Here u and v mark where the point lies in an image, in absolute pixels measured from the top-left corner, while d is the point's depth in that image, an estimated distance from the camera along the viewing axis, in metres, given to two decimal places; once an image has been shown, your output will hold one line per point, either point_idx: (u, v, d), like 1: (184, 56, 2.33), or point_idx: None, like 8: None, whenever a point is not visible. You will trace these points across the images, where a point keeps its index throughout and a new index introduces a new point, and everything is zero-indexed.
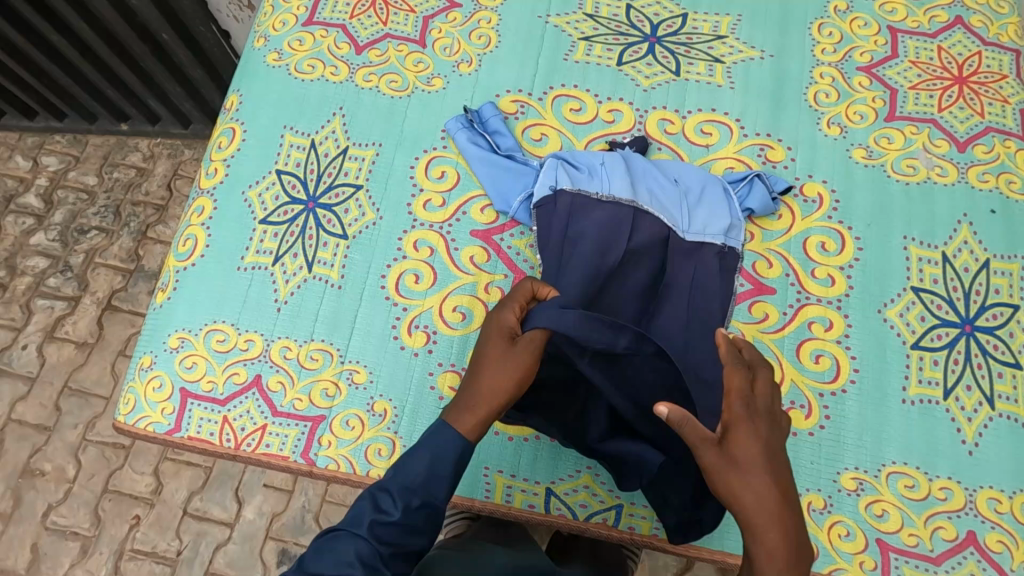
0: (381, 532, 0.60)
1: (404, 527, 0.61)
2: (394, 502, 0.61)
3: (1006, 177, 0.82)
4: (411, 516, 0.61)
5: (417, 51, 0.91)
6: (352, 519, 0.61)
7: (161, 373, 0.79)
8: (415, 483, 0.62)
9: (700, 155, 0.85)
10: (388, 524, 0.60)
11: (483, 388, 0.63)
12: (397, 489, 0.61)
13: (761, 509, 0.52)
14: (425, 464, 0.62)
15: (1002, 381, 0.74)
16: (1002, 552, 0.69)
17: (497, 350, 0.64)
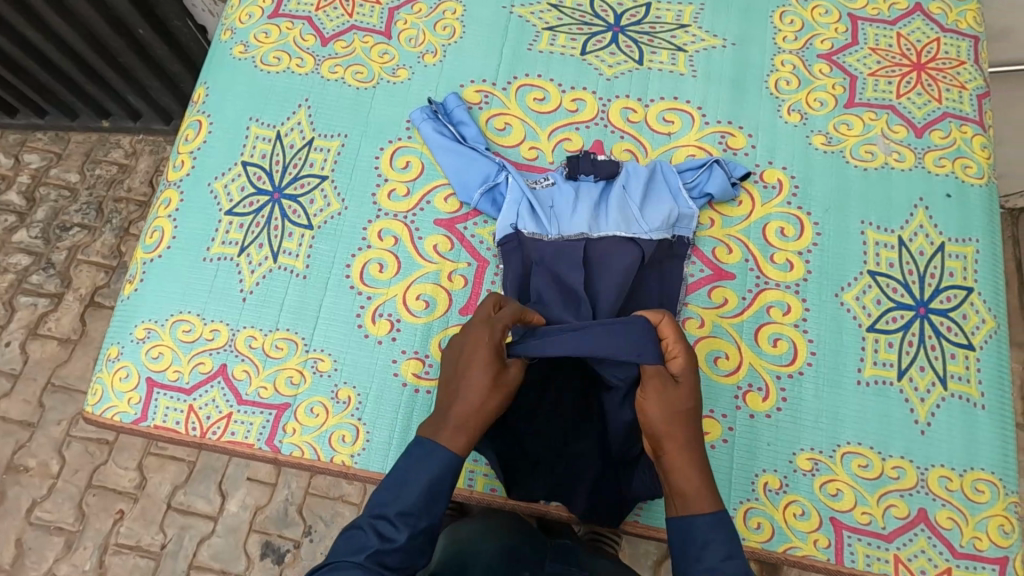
0: (385, 558, 0.61)
1: (407, 551, 0.62)
2: (395, 527, 0.62)
3: (962, 162, 0.83)
4: (413, 539, 0.63)
5: (382, 42, 0.92)
6: (352, 548, 0.62)
7: (128, 363, 0.79)
8: (411, 506, 0.63)
9: (662, 143, 0.86)
10: (391, 552, 0.62)
11: (470, 407, 0.65)
12: (395, 514, 0.63)
13: (671, 436, 0.65)
14: (422, 490, 0.63)
15: (954, 362, 0.75)
16: (952, 529, 0.70)
17: (478, 373, 0.65)
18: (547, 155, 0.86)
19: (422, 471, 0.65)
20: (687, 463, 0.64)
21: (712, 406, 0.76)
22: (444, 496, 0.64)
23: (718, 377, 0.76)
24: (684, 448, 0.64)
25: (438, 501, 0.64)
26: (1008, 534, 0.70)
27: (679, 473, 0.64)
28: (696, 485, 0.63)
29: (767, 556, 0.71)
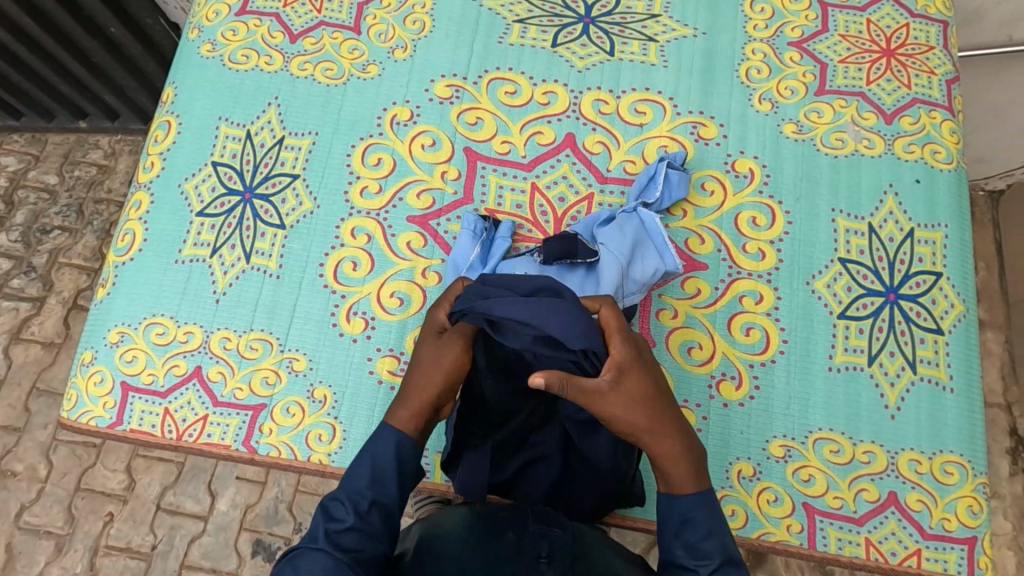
0: (338, 538, 0.61)
1: (362, 532, 0.62)
2: (346, 508, 0.63)
3: (931, 147, 0.84)
4: (367, 519, 0.63)
5: (352, 38, 0.91)
6: (310, 535, 0.63)
7: (102, 368, 0.79)
8: (361, 486, 0.65)
9: (635, 134, 0.86)
10: (345, 531, 0.62)
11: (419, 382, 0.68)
12: (345, 495, 0.64)
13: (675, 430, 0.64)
14: (370, 471, 0.66)
15: (924, 347, 0.76)
16: (921, 511, 0.71)
17: (430, 352, 0.69)
18: (519, 149, 0.86)
19: (385, 453, 0.67)
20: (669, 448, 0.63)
21: (687, 396, 0.76)
22: (393, 476, 0.66)
23: (692, 366, 0.77)
24: (660, 433, 0.63)
25: (388, 478, 0.66)
26: (976, 515, 0.71)
27: (665, 460, 0.63)
28: (680, 464, 0.64)
29: (742, 543, 0.72)
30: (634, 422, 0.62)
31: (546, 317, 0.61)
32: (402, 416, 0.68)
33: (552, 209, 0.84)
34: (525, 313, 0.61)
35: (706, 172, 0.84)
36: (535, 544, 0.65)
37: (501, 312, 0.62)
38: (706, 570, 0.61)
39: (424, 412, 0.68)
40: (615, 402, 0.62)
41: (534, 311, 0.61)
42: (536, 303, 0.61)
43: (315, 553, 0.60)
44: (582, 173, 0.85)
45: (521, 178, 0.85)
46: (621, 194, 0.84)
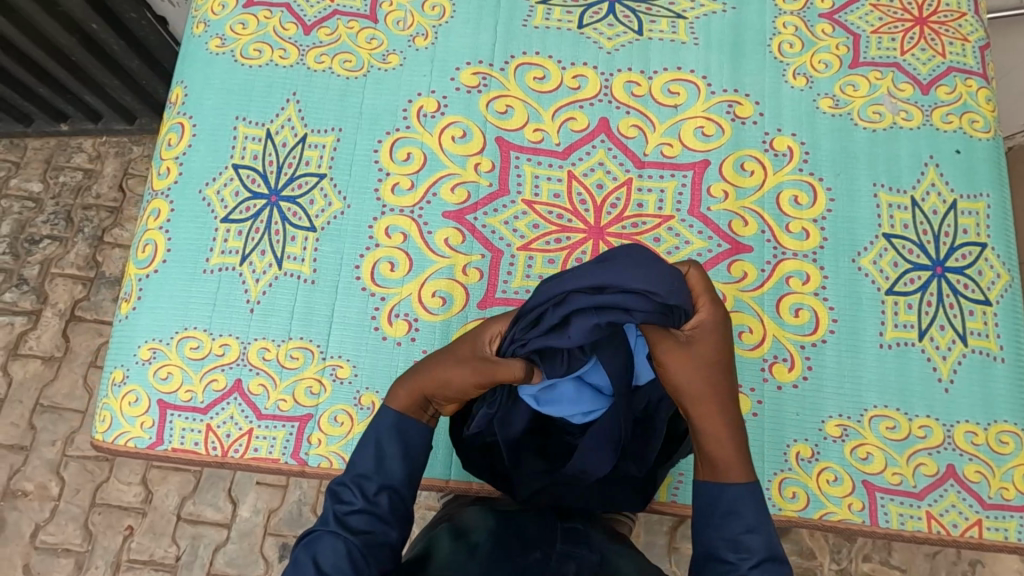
0: (348, 521, 0.63)
1: (371, 513, 0.63)
2: (355, 492, 0.64)
3: (969, 117, 0.83)
4: (374, 502, 0.64)
5: (369, 27, 0.87)
6: (323, 518, 0.64)
7: (136, 387, 0.76)
8: (367, 470, 0.65)
9: (669, 116, 0.84)
10: (354, 513, 0.63)
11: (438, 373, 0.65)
12: (350, 479, 0.65)
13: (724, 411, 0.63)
14: (373, 453, 0.66)
15: (973, 319, 0.76)
16: (980, 482, 0.72)
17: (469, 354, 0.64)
18: (552, 137, 0.83)
19: (385, 434, 0.67)
20: (720, 429, 0.63)
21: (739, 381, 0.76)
22: (398, 456, 0.66)
23: (743, 351, 0.76)
24: (710, 410, 0.63)
25: (392, 460, 0.66)
26: None
27: (710, 440, 0.63)
28: (730, 454, 0.63)
29: (803, 524, 0.72)
30: (695, 386, 0.62)
31: (617, 276, 0.59)
32: (403, 398, 0.67)
33: (590, 197, 0.81)
34: (599, 276, 0.59)
35: (744, 151, 0.83)
36: (562, 565, 0.62)
37: (574, 284, 0.60)
38: (746, 565, 0.60)
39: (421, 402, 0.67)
40: (683, 368, 0.61)
41: (607, 272, 0.59)
42: (604, 264, 0.60)
43: (328, 536, 0.62)
44: (618, 158, 0.83)
45: (557, 166, 0.82)
46: (660, 178, 0.82)
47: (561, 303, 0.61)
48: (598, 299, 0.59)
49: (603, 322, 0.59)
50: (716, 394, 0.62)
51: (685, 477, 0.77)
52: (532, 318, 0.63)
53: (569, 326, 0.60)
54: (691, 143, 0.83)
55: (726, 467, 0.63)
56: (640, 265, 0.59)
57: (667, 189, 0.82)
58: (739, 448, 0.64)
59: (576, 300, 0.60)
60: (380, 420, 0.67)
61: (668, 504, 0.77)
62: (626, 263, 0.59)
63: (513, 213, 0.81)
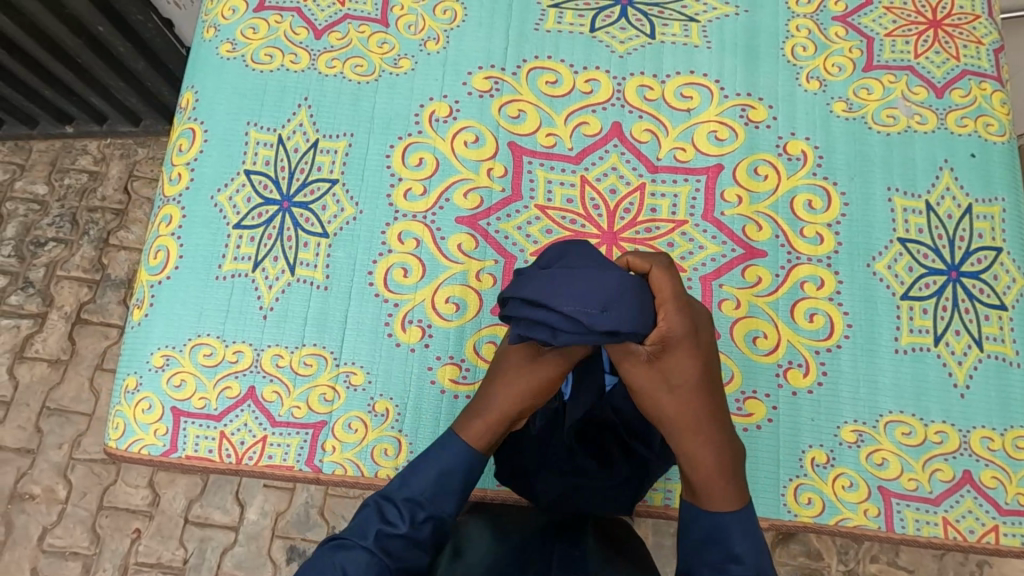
0: (387, 543, 0.66)
1: (410, 539, 0.66)
2: (400, 516, 0.66)
3: (984, 120, 0.82)
4: (417, 529, 0.67)
5: (380, 31, 0.86)
6: (359, 529, 0.67)
7: (149, 394, 0.76)
8: (419, 495, 0.67)
9: (683, 120, 0.84)
10: (396, 537, 0.66)
11: (502, 393, 0.69)
12: (401, 501, 0.67)
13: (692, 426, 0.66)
14: (433, 478, 0.67)
15: (988, 324, 0.76)
16: (996, 488, 0.72)
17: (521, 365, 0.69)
18: (565, 141, 0.83)
19: (452, 465, 0.68)
20: (686, 444, 0.66)
21: (754, 386, 0.75)
22: (454, 492, 0.68)
23: (758, 356, 0.76)
24: (677, 427, 0.67)
25: (447, 495, 0.68)
26: None
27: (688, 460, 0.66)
28: (697, 470, 0.66)
29: (818, 529, 0.72)
30: (657, 398, 0.68)
31: (551, 295, 0.63)
32: (475, 432, 0.68)
33: (604, 202, 0.81)
34: (537, 289, 0.64)
35: (758, 156, 0.82)
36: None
37: (518, 292, 0.65)
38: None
39: (499, 428, 0.69)
40: (645, 380, 0.67)
41: (541, 288, 0.64)
42: (546, 276, 0.64)
43: (362, 550, 0.65)
44: (631, 162, 0.82)
45: (570, 171, 0.82)
46: (674, 183, 0.82)
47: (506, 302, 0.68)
48: (534, 312, 0.64)
49: (531, 327, 0.66)
50: (680, 412, 0.67)
51: None
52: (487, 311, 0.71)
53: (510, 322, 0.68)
54: (704, 147, 0.83)
55: (695, 483, 0.67)
56: (571, 287, 0.63)
57: (681, 194, 0.81)
58: (715, 465, 0.65)
59: (514, 304, 0.67)
60: (445, 447, 0.68)
61: None
62: (561, 280, 0.63)
63: (527, 218, 0.80)
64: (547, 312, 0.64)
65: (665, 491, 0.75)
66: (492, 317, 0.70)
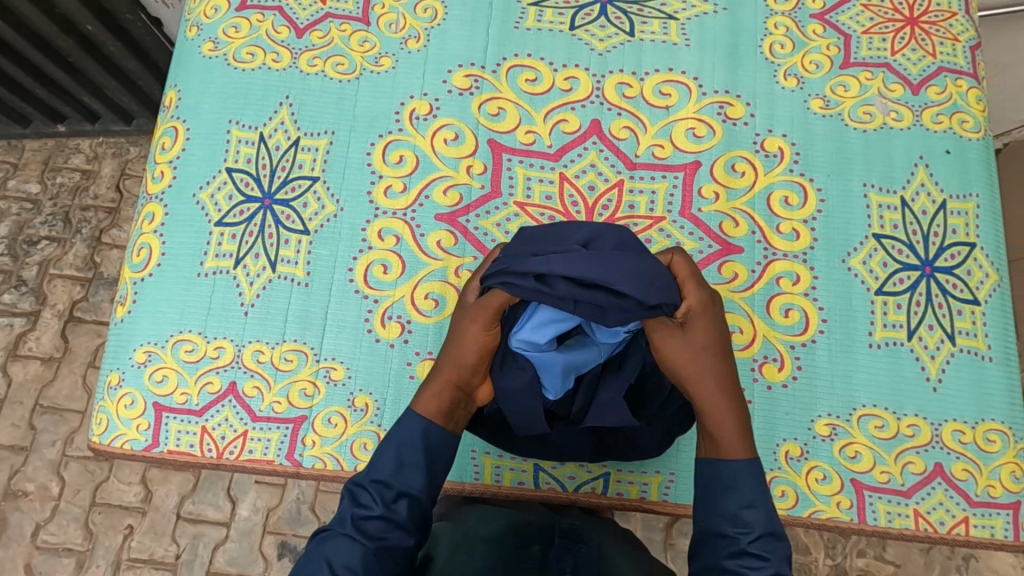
0: (363, 525, 0.62)
1: (388, 521, 0.63)
2: (374, 497, 0.63)
3: (959, 117, 0.83)
4: (392, 509, 0.64)
5: (361, 30, 0.87)
6: (338, 518, 0.64)
7: (131, 390, 0.77)
8: (385, 476, 0.65)
9: (661, 117, 0.84)
10: (371, 519, 0.63)
11: (448, 358, 0.68)
12: (370, 483, 0.64)
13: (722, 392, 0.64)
14: (393, 458, 0.65)
15: (962, 318, 0.77)
16: (967, 480, 0.73)
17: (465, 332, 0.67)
18: (545, 138, 0.84)
19: (410, 439, 0.66)
20: (717, 407, 0.64)
21: None
22: (419, 463, 0.66)
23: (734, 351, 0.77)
24: (710, 394, 0.64)
25: (413, 469, 0.65)
26: (1019, 479, 0.73)
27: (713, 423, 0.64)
28: (729, 432, 0.64)
29: (793, 522, 0.73)
30: (691, 369, 0.63)
31: (607, 274, 0.59)
32: (425, 399, 0.68)
33: (582, 199, 0.82)
34: (586, 267, 0.59)
35: (736, 152, 0.83)
36: (560, 559, 0.67)
37: (562, 269, 0.59)
38: (745, 540, 0.61)
39: (447, 393, 0.68)
40: (676, 351, 0.63)
41: (592, 266, 0.59)
42: (591, 254, 0.60)
43: (342, 538, 0.62)
44: (610, 159, 0.83)
45: (549, 168, 0.83)
46: (652, 179, 0.82)
47: (543, 278, 0.61)
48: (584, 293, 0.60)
49: (578, 310, 0.60)
50: (715, 379, 0.64)
51: (677, 478, 0.76)
52: (513, 283, 0.62)
53: (543, 301, 0.61)
54: (682, 144, 0.83)
55: (724, 443, 0.64)
56: (629, 266, 0.60)
57: (659, 191, 0.82)
58: (743, 428, 0.64)
59: (559, 285, 0.60)
60: (406, 426, 0.67)
61: (659, 503, 0.76)
62: (610, 258, 0.60)
63: (506, 215, 0.81)
64: (600, 292, 0.60)
65: (642, 484, 0.76)
66: (519, 291, 0.62)
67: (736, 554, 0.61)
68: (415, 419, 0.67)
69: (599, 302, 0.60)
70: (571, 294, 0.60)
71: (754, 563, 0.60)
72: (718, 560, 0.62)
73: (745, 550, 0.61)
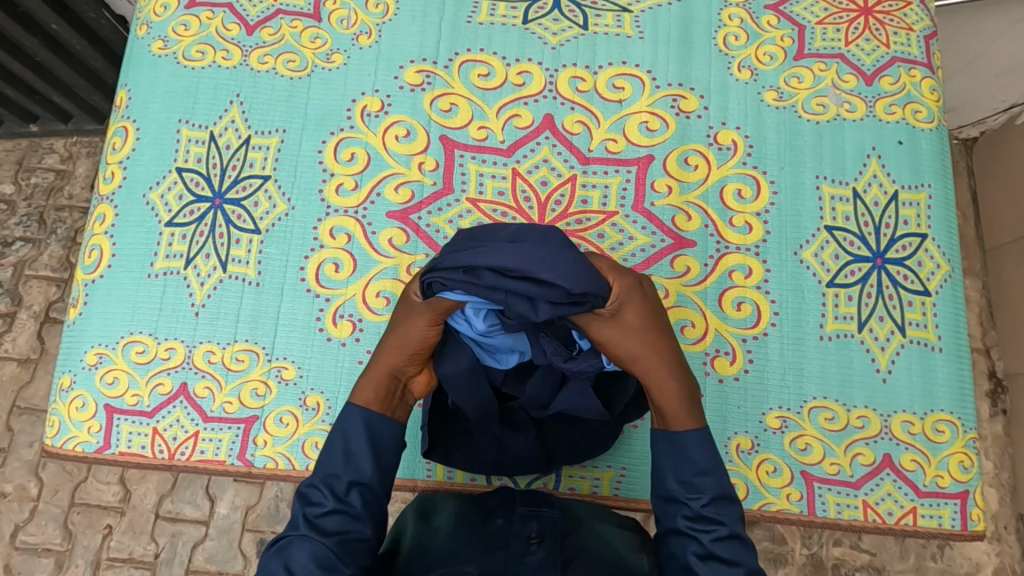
0: (320, 522, 0.58)
1: (346, 514, 0.60)
2: (324, 492, 0.60)
3: (912, 107, 0.83)
4: (346, 500, 0.60)
5: (313, 26, 0.86)
6: (291, 522, 0.59)
7: (83, 392, 0.76)
8: (336, 468, 0.62)
9: (614, 111, 0.84)
10: (327, 514, 0.59)
11: (384, 349, 0.66)
12: (321, 479, 0.61)
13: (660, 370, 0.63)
14: (340, 450, 0.63)
15: (912, 310, 0.77)
16: (915, 471, 0.74)
17: (399, 315, 0.66)
18: (497, 134, 0.83)
19: (355, 430, 0.64)
20: (665, 378, 0.63)
21: None
22: (367, 450, 0.63)
23: (685, 345, 0.77)
24: (653, 372, 0.63)
25: (361, 456, 0.63)
26: (968, 469, 0.74)
27: (660, 397, 0.63)
28: (679, 405, 0.63)
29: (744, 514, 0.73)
30: (631, 349, 0.62)
31: (528, 265, 0.59)
32: (362, 389, 0.66)
33: (534, 194, 0.82)
34: (509, 259, 0.59)
35: (689, 146, 0.83)
36: (524, 525, 0.62)
37: (486, 260, 0.60)
38: (697, 504, 0.59)
39: (384, 382, 0.66)
40: (613, 331, 0.62)
41: (515, 256, 0.59)
42: (515, 245, 0.59)
43: (299, 541, 0.57)
44: (563, 154, 0.83)
45: (501, 164, 0.82)
46: (605, 174, 0.82)
47: (471, 269, 0.61)
48: (512, 284, 0.59)
49: (506, 301, 0.61)
50: (658, 355, 0.63)
51: (628, 472, 0.77)
52: (441, 279, 0.62)
53: (475, 292, 0.61)
54: (635, 138, 0.83)
55: (675, 415, 0.63)
56: (543, 255, 0.59)
57: (611, 185, 0.82)
58: (690, 397, 0.63)
59: (485, 275, 0.60)
60: (347, 419, 0.64)
61: (612, 498, 0.77)
62: (535, 249, 0.59)
63: (458, 211, 0.81)
64: (521, 282, 0.59)
65: (593, 478, 0.77)
66: (451, 283, 0.62)
67: (690, 517, 0.59)
68: (351, 409, 0.64)
69: (527, 296, 0.60)
70: (498, 284, 0.60)
71: (705, 526, 0.58)
72: (672, 524, 0.59)
73: (698, 514, 0.59)
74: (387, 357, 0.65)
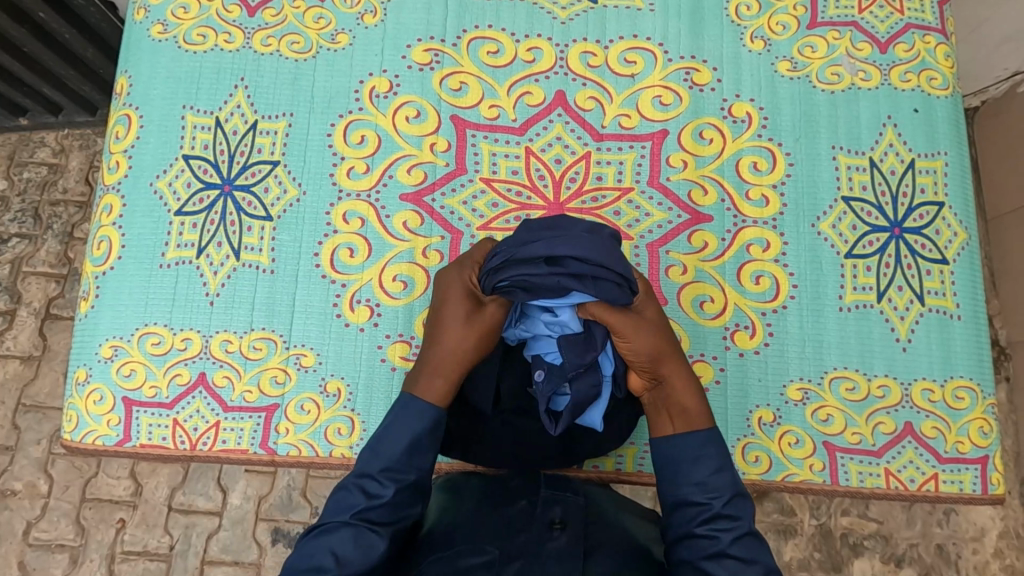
0: (369, 514, 0.59)
1: (394, 506, 0.60)
2: (383, 484, 0.60)
3: (927, 74, 0.82)
4: (400, 493, 0.60)
5: (315, 6, 0.84)
6: (337, 507, 0.60)
7: (100, 386, 0.75)
8: (398, 463, 0.60)
9: (627, 86, 0.83)
10: (376, 507, 0.59)
11: (456, 343, 0.63)
12: (378, 471, 0.60)
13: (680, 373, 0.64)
14: (404, 445, 0.61)
15: (930, 279, 0.77)
16: (936, 438, 0.74)
17: (462, 307, 0.64)
18: (508, 112, 0.82)
19: (420, 427, 0.62)
20: (687, 381, 0.63)
21: (702, 350, 0.76)
22: (428, 448, 0.62)
23: (705, 321, 0.77)
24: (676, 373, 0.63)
25: (424, 454, 0.62)
26: (987, 435, 0.75)
27: (681, 397, 0.63)
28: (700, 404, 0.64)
29: (767, 486, 0.74)
30: (659, 348, 0.63)
31: (609, 258, 0.62)
32: (431, 386, 0.63)
33: (549, 172, 0.81)
34: (593, 251, 0.61)
35: (703, 120, 0.82)
36: (548, 510, 0.62)
37: (571, 250, 0.62)
38: (718, 504, 0.59)
39: (456, 380, 0.64)
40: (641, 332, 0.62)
41: (598, 248, 0.62)
42: (592, 239, 0.63)
43: (345, 529, 0.58)
44: (576, 131, 0.82)
45: (514, 142, 0.81)
46: (619, 150, 0.81)
47: (552, 260, 0.63)
48: (600, 274, 0.62)
49: (586, 291, 0.63)
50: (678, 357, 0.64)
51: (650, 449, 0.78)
52: (524, 270, 0.63)
53: (552, 280, 0.63)
54: (649, 113, 0.82)
55: (697, 415, 0.63)
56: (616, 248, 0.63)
57: (626, 161, 0.81)
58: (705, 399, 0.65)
59: (569, 264, 0.63)
60: (411, 411, 0.62)
61: (635, 474, 0.77)
62: (609, 245, 0.63)
63: (472, 192, 0.80)
64: (600, 272, 0.62)
65: (615, 456, 0.78)
66: (523, 268, 0.63)
67: (709, 519, 0.58)
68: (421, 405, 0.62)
69: (595, 294, 0.63)
70: (576, 278, 0.63)
71: (726, 524, 0.58)
72: (689, 528, 0.59)
73: (717, 514, 0.59)
74: (454, 354, 0.63)
